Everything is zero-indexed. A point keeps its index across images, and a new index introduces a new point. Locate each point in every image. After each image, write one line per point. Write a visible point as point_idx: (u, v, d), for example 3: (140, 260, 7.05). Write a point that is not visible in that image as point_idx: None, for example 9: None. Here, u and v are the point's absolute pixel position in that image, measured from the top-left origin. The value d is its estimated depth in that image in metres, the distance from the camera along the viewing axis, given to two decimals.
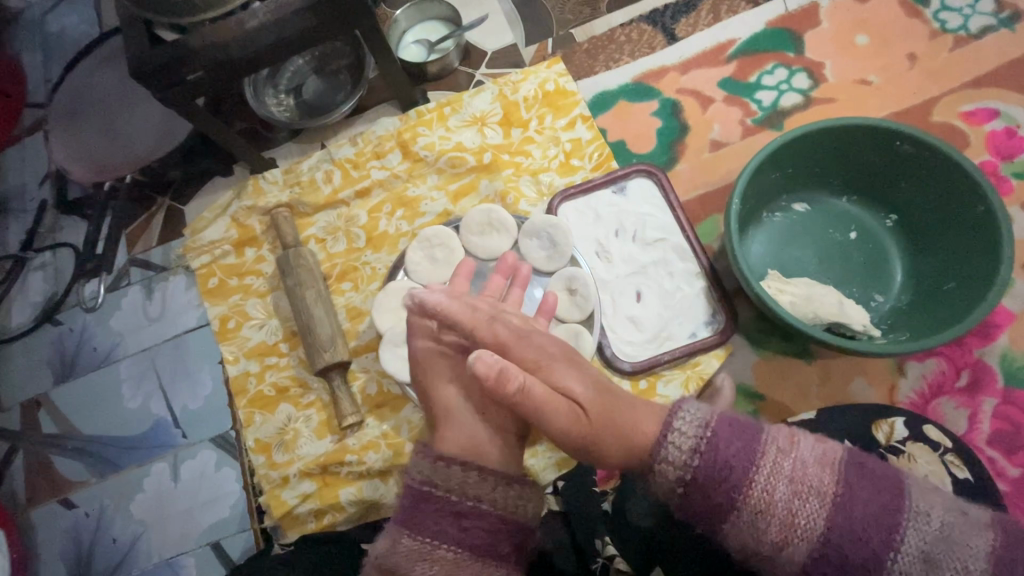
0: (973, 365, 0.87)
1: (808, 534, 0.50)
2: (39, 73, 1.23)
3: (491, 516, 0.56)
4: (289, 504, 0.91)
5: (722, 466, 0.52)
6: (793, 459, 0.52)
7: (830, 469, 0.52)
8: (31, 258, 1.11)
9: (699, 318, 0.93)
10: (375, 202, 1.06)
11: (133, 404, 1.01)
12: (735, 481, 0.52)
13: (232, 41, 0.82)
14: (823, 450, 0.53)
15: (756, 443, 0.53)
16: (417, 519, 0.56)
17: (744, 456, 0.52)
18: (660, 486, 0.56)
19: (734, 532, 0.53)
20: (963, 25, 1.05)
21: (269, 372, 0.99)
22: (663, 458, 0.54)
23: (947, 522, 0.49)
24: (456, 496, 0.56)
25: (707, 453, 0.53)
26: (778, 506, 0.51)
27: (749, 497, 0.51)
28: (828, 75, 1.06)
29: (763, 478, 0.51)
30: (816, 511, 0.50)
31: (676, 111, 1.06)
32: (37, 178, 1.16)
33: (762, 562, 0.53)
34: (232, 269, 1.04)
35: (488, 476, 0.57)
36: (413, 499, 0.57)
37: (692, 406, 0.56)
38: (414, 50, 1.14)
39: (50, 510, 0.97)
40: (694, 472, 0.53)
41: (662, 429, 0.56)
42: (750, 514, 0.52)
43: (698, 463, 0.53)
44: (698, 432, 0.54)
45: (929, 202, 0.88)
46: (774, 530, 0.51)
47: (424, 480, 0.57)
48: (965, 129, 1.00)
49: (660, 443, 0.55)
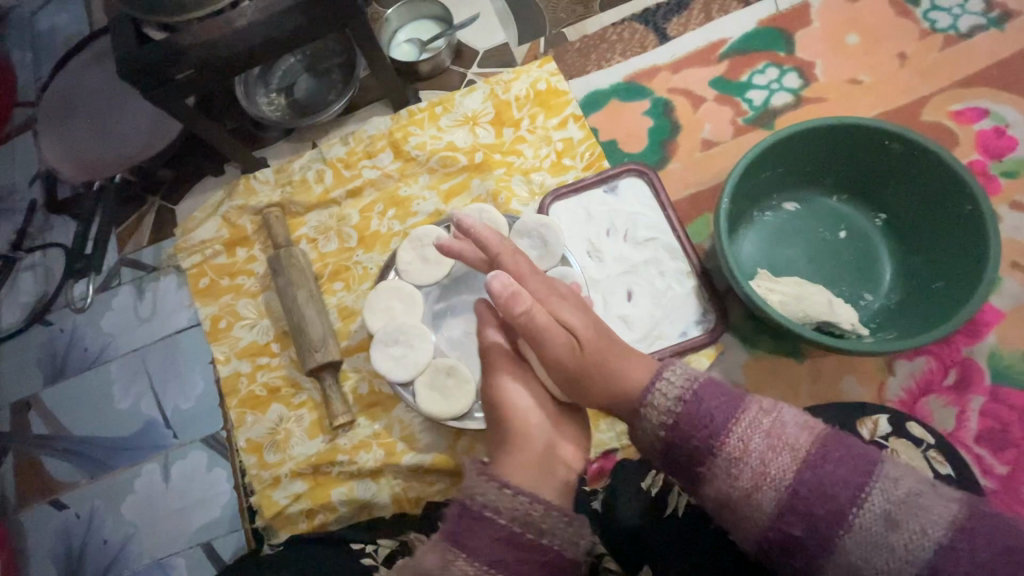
0: (961, 363, 0.88)
1: (777, 484, 0.51)
2: (29, 72, 1.23)
3: (554, 551, 0.54)
4: (280, 504, 0.91)
5: (704, 415, 0.54)
6: (773, 417, 0.53)
7: (808, 431, 0.53)
8: (21, 259, 1.10)
9: (690, 317, 0.93)
10: (367, 202, 1.06)
11: (125, 405, 1.00)
12: (714, 429, 0.54)
13: (221, 40, 0.82)
14: (806, 417, 0.54)
15: (740, 400, 0.55)
16: (472, 542, 0.53)
17: (726, 407, 0.54)
18: (644, 433, 0.59)
19: (708, 478, 0.54)
20: (952, 24, 1.06)
21: (261, 372, 0.98)
22: (649, 404, 0.58)
23: (914, 488, 0.49)
24: (520, 527, 0.54)
25: (690, 404, 0.56)
26: (751, 455, 0.52)
27: (725, 444, 0.53)
28: (819, 75, 1.06)
29: (741, 428, 0.53)
30: (787, 465, 0.51)
31: (668, 110, 1.06)
32: (27, 177, 1.15)
33: (731, 513, 0.53)
34: (224, 269, 1.04)
35: (551, 510, 0.55)
36: (470, 520, 0.54)
37: (681, 363, 0.59)
38: (406, 49, 1.14)
39: (41, 511, 0.97)
40: (677, 418, 0.56)
41: (653, 379, 0.59)
42: (725, 461, 0.53)
43: (682, 410, 0.56)
44: (685, 384, 0.57)
45: (918, 201, 0.88)
46: (744, 478, 0.52)
47: (486, 504, 0.54)
48: (954, 128, 1.00)
49: (649, 390, 0.59)
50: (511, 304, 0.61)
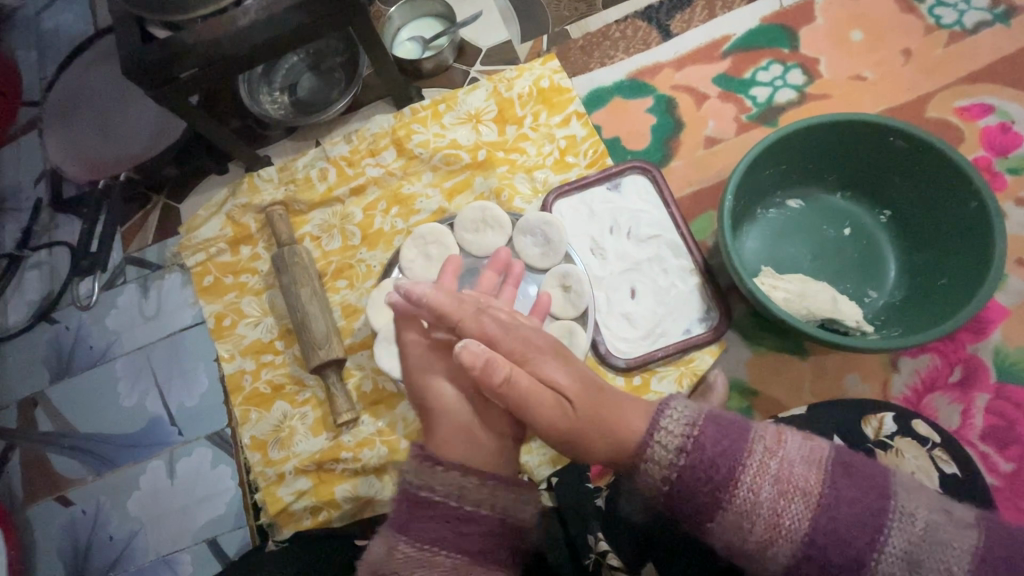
0: (966, 360, 0.87)
1: (793, 534, 0.50)
2: (34, 72, 1.23)
3: (489, 520, 0.56)
4: (285, 501, 0.92)
5: (709, 466, 0.53)
6: (780, 458, 0.52)
7: (816, 469, 0.52)
8: (26, 257, 1.11)
9: (693, 315, 0.93)
10: (370, 200, 1.06)
11: (130, 402, 1.01)
12: (721, 480, 0.52)
13: (225, 38, 0.82)
14: (810, 448, 0.53)
15: (743, 443, 0.53)
16: (414, 525, 0.55)
17: (730, 456, 0.53)
18: (646, 485, 0.56)
19: (719, 531, 0.53)
20: (957, 20, 1.05)
21: (265, 370, 0.99)
22: (650, 457, 0.55)
23: (931, 522, 0.50)
24: (455, 501, 0.55)
25: (693, 452, 0.53)
26: (763, 506, 0.51)
27: (735, 497, 0.52)
28: (823, 71, 1.05)
29: (749, 477, 0.52)
30: (802, 512, 0.50)
31: (671, 108, 1.06)
32: (33, 176, 1.16)
33: (748, 562, 0.53)
34: (228, 267, 1.05)
35: (486, 479, 0.57)
36: (411, 504, 0.56)
37: (679, 405, 0.56)
38: (409, 47, 1.14)
39: (47, 507, 0.98)
40: (680, 471, 0.54)
41: (649, 428, 0.56)
42: (736, 515, 0.52)
43: (685, 463, 0.53)
44: (684, 431, 0.55)
45: (924, 198, 0.88)
46: (759, 530, 0.51)
47: (422, 485, 0.56)
48: (959, 124, 1.00)
49: (648, 441, 0.55)
50: (493, 359, 0.54)
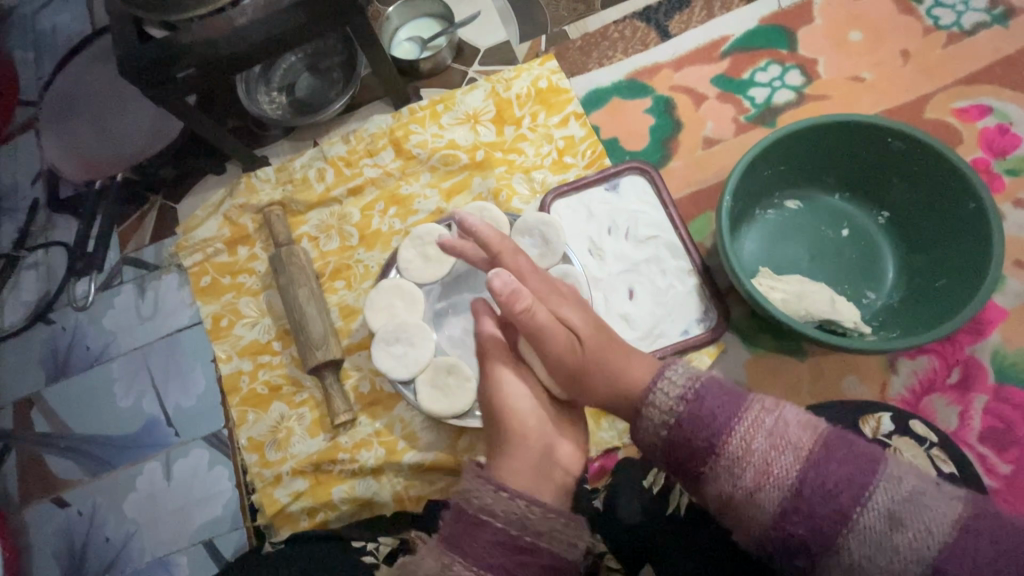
0: (965, 361, 0.87)
1: (781, 483, 0.50)
2: (32, 72, 1.23)
3: (550, 554, 0.54)
4: (281, 502, 0.91)
5: (707, 415, 0.53)
6: (776, 416, 0.52)
7: (812, 430, 0.52)
8: (23, 258, 1.11)
9: (691, 316, 0.92)
10: (368, 200, 1.06)
11: (126, 403, 1.01)
12: (715, 429, 0.53)
13: (222, 38, 0.82)
14: (810, 415, 0.53)
15: (742, 399, 0.54)
16: (471, 546, 0.53)
17: (728, 408, 0.53)
18: (645, 432, 0.57)
19: (710, 478, 0.53)
20: (956, 21, 1.05)
21: (262, 370, 0.98)
22: (652, 402, 0.57)
23: (918, 487, 0.48)
24: (518, 529, 0.54)
25: (691, 403, 0.55)
26: (754, 455, 0.51)
27: (727, 444, 0.52)
28: (822, 72, 1.05)
29: (743, 427, 0.52)
30: (791, 464, 0.50)
31: (669, 108, 1.06)
32: (30, 176, 1.15)
33: (734, 512, 0.52)
34: (225, 268, 1.04)
35: (550, 513, 0.55)
36: (467, 524, 0.55)
37: (682, 363, 0.58)
38: (407, 47, 1.14)
39: (43, 508, 0.97)
40: (678, 418, 0.55)
41: (654, 377, 0.58)
42: (727, 461, 0.52)
43: (683, 410, 0.55)
44: (687, 383, 0.56)
45: (921, 198, 0.88)
46: (748, 476, 0.51)
47: (482, 508, 0.55)
48: (958, 125, 1.00)
49: (651, 390, 0.57)
50: (511, 302, 0.60)
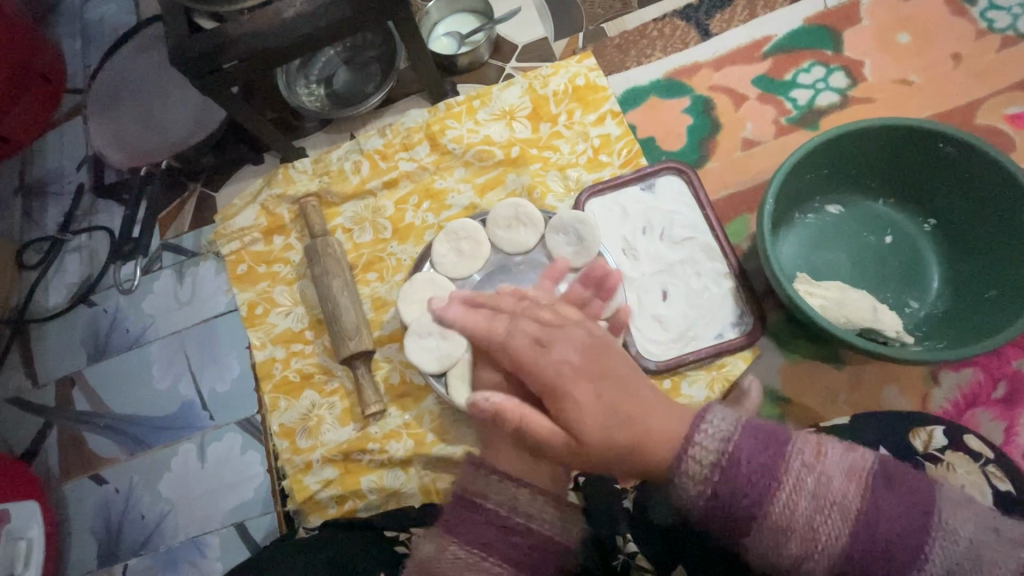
0: (1011, 376, 0.85)
1: (831, 547, 0.48)
2: (79, 60, 1.26)
3: (539, 535, 0.55)
4: (311, 489, 0.93)
5: (746, 482, 0.49)
6: (818, 474, 0.49)
7: (856, 483, 0.49)
8: (67, 241, 1.14)
9: (726, 319, 0.91)
10: (402, 193, 1.07)
11: (163, 385, 1.03)
12: (757, 500, 0.49)
13: (269, 30, 0.84)
14: (849, 461, 0.50)
15: (781, 459, 0.50)
16: (463, 525, 0.56)
17: (768, 473, 0.49)
18: (682, 497, 0.52)
19: (754, 543, 0.50)
20: (1011, 25, 1.02)
21: (295, 359, 1.00)
22: (684, 472, 0.51)
23: (976, 540, 0.47)
24: (507, 511, 0.56)
25: (729, 470, 0.50)
26: (800, 521, 0.48)
27: (771, 513, 0.49)
28: (867, 75, 1.03)
29: (785, 494, 0.49)
30: (840, 526, 0.48)
31: (708, 108, 1.05)
32: (75, 162, 1.19)
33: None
34: (260, 256, 1.06)
35: (537, 496, 0.56)
36: (464, 505, 0.57)
37: (716, 418, 0.52)
38: (445, 42, 1.14)
39: (82, 485, 1.00)
40: (717, 490, 0.50)
41: (685, 440, 0.52)
42: (774, 530, 0.49)
43: (719, 479, 0.50)
44: (720, 447, 0.50)
45: (971, 206, 0.85)
46: (795, 545, 0.48)
47: (476, 492, 0.57)
48: (1010, 131, 0.97)
49: (681, 457, 0.51)
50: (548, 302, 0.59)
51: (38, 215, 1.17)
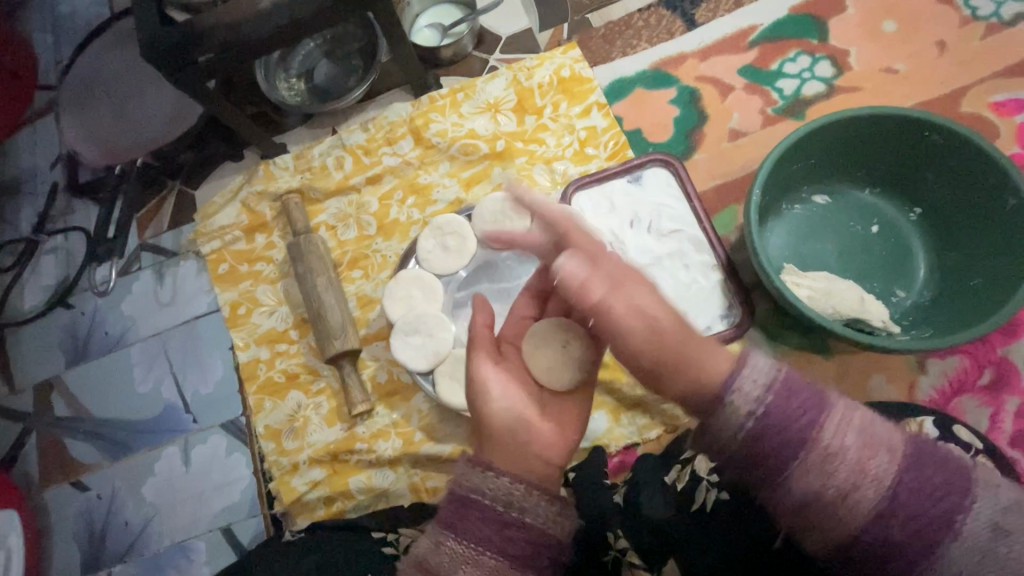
0: (997, 363, 0.85)
1: (878, 483, 0.47)
2: (50, 55, 1.23)
3: (534, 528, 0.54)
4: (299, 491, 0.91)
5: (800, 409, 0.49)
6: (865, 416, 0.50)
7: (897, 432, 0.50)
8: (42, 242, 1.11)
9: (714, 311, 0.91)
10: (386, 189, 1.05)
11: (145, 388, 1.01)
12: (807, 426, 0.48)
13: (244, 22, 0.82)
14: (886, 416, 0.52)
15: (829, 395, 0.51)
16: (462, 523, 0.54)
17: (819, 404, 0.50)
18: (722, 430, 0.50)
19: (801, 474, 0.48)
20: (995, 12, 1.02)
21: (279, 359, 0.98)
22: (735, 393, 0.50)
23: (1013, 496, 0.48)
24: (503, 506, 0.54)
25: (779, 396, 0.49)
26: (851, 452, 0.48)
27: (823, 439, 0.48)
28: (853, 64, 1.02)
29: (836, 424, 0.49)
30: (888, 463, 0.48)
31: (695, 99, 1.04)
32: (49, 161, 1.16)
33: (826, 513, 0.48)
34: (243, 255, 1.04)
35: (532, 490, 0.55)
36: (459, 503, 0.55)
37: (766, 353, 0.52)
38: (427, 34, 1.12)
39: (63, 492, 0.98)
40: (769, 410, 0.49)
41: (736, 365, 0.51)
42: (822, 456, 0.48)
43: (774, 402, 0.49)
44: (774, 374, 0.50)
45: (956, 194, 0.85)
46: (844, 474, 0.47)
47: (471, 489, 0.55)
48: (995, 119, 0.97)
49: (732, 379, 0.51)
50: None
51: (12, 216, 1.14)
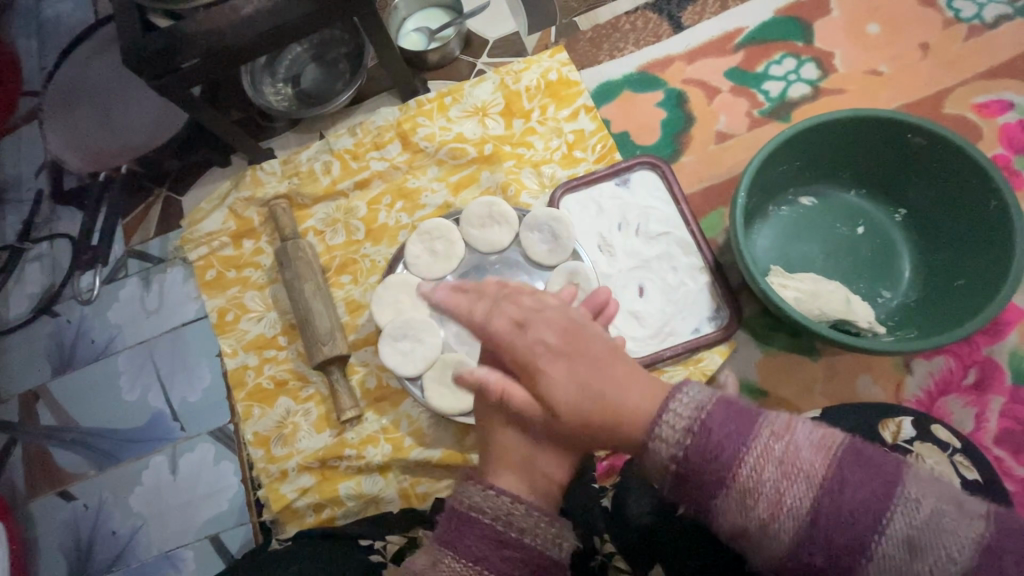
0: (981, 363, 0.86)
1: (795, 513, 0.47)
2: (35, 61, 1.22)
3: (534, 551, 0.54)
4: (287, 498, 0.91)
5: (714, 448, 0.49)
6: (787, 442, 0.48)
7: (824, 453, 0.48)
8: (27, 250, 1.10)
9: (702, 313, 0.91)
10: (374, 194, 1.05)
11: (132, 397, 1.00)
12: (724, 464, 0.48)
13: (227, 28, 0.81)
14: (820, 432, 0.49)
15: (751, 424, 0.49)
16: (460, 540, 0.55)
17: (736, 437, 0.49)
18: (654, 462, 0.52)
19: (722, 510, 0.49)
20: (977, 14, 1.03)
21: (268, 365, 0.98)
22: (656, 436, 0.51)
23: (937, 510, 0.45)
24: (502, 526, 0.54)
25: (697, 434, 0.50)
26: (766, 485, 0.47)
27: (738, 476, 0.48)
28: (838, 66, 1.03)
29: (752, 458, 0.48)
30: (804, 493, 0.47)
31: (682, 102, 1.04)
32: (33, 168, 1.14)
33: (749, 542, 0.49)
34: (230, 261, 1.03)
35: (531, 511, 0.55)
36: (458, 520, 0.56)
37: (692, 387, 0.52)
38: (415, 38, 1.12)
39: (49, 502, 0.97)
40: (686, 452, 0.50)
41: (658, 409, 0.52)
42: (739, 492, 0.48)
43: (691, 443, 0.50)
44: (692, 414, 0.50)
45: (939, 195, 0.86)
46: (760, 509, 0.47)
47: (471, 507, 0.56)
48: (977, 120, 0.98)
49: (654, 421, 0.52)
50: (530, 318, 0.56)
51: None
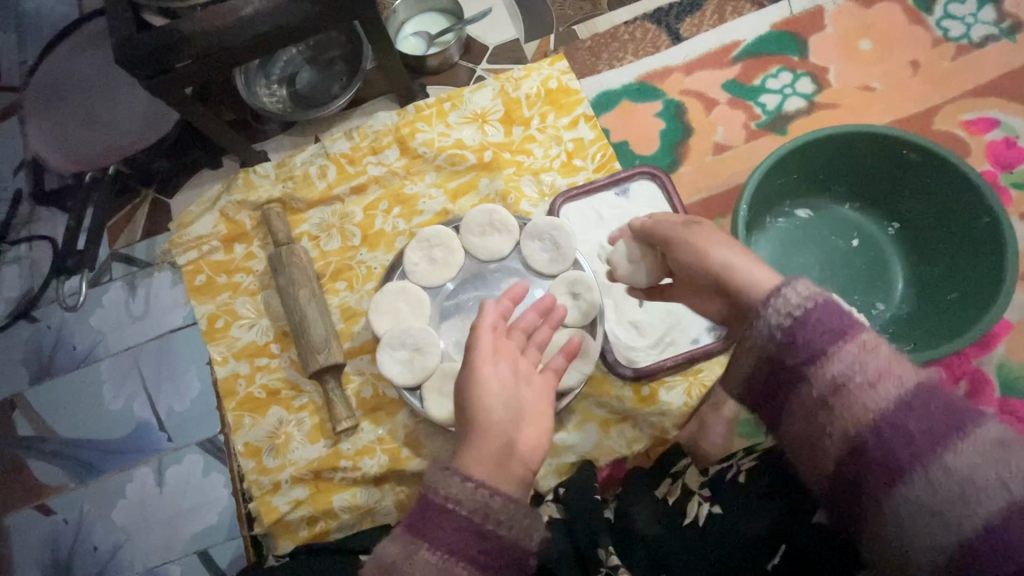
0: (972, 374, 0.88)
1: (880, 402, 0.45)
2: (13, 56, 1.17)
3: (507, 541, 0.53)
4: (280, 511, 0.88)
5: (830, 321, 0.48)
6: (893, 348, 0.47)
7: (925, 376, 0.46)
8: (5, 251, 1.05)
9: (702, 324, 0.91)
10: (371, 199, 1.03)
11: (115, 406, 0.97)
12: (819, 340, 0.48)
13: (225, 27, 0.79)
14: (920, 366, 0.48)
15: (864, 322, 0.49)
16: (432, 531, 0.52)
17: (853, 323, 0.48)
18: (755, 341, 0.52)
19: (813, 373, 0.48)
20: (965, 34, 1.06)
21: (259, 374, 0.95)
22: (773, 304, 0.51)
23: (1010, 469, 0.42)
24: (478, 516, 0.52)
25: (800, 317, 0.49)
26: (867, 365, 0.46)
27: (844, 347, 0.47)
28: (832, 80, 1.05)
29: (863, 339, 0.47)
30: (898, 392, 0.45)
31: (680, 113, 1.05)
32: (11, 166, 1.10)
33: (805, 421, 0.50)
34: (221, 266, 1.01)
35: (510, 502, 0.53)
36: (430, 511, 0.53)
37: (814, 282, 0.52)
38: (413, 42, 1.11)
39: (25, 516, 0.93)
40: (799, 317, 0.49)
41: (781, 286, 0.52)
42: (838, 362, 0.47)
43: (809, 312, 0.49)
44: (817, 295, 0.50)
45: (931, 210, 0.88)
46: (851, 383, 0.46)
47: (447, 497, 0.53)
48: (965, 137, 1.00)
49: (777, 292, 0.52)
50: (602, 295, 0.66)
51: None
